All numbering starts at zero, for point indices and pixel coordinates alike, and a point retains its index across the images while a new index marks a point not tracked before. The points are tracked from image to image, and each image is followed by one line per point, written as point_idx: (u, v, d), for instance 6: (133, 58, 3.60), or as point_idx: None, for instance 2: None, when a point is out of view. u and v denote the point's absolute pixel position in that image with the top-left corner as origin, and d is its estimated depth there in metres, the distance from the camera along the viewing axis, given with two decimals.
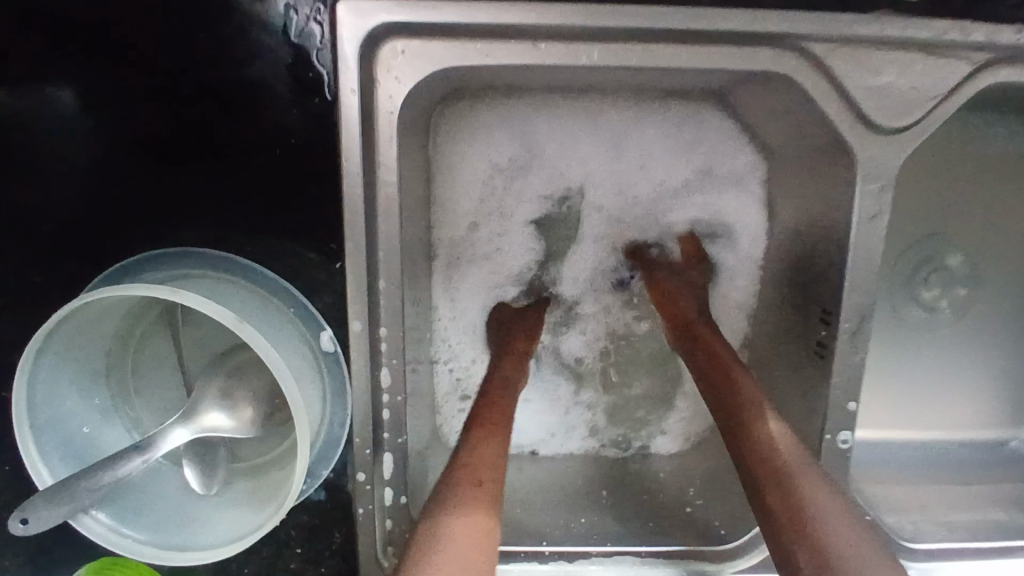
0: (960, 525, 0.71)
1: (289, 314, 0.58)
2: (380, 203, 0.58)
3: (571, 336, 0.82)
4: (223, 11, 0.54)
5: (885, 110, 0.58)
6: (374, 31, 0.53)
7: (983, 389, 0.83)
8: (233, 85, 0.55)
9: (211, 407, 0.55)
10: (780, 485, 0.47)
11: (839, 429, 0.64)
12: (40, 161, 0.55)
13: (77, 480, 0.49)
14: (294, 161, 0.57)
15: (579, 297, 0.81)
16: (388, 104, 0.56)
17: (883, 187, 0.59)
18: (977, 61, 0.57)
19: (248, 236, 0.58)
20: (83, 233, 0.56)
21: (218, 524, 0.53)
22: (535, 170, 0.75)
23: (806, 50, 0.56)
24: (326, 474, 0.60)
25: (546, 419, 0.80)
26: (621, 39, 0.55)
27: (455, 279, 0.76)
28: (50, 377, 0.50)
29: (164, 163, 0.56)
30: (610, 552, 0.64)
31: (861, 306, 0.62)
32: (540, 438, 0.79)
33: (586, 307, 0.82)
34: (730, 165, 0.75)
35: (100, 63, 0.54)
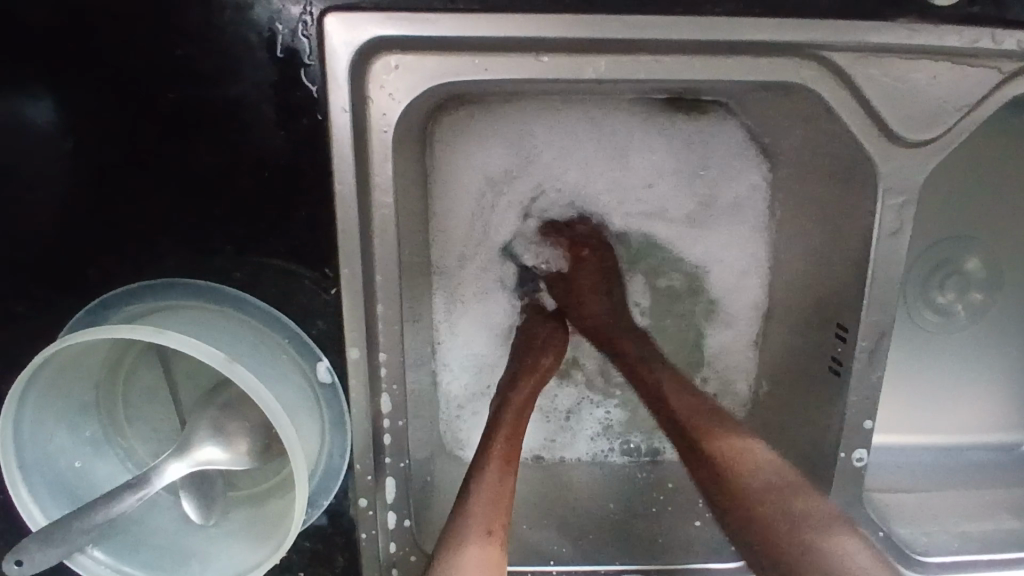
0: (978, 536, 0.66)
1: (283, 343, 0.54)
2: (375, 225, 0.53)
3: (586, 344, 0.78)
4: (201, 24, 0.49)
5: (911, 121, 0.51)
6: (363, 47, 0.49)
7: (999, 389, 0.76)
8: (215, 105, 0.50)
9: (206, 439, 0.53)
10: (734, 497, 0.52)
11: (854, 447, 0.59)
12: (18, 186, 0.52)
13: (70, 522, 0.48)
14: (282, 184, 0.52)
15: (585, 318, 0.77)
16: (382, 121, 0.52)
17: (906, 202, 0.53)
18: (1008, 69, 0.51)
19: (236, 262, 0.53)
20: (63, 260, 0.53)
21: (216, 559, 0.52)
22: (535, 178, 0.72)
23: (825, 59, 0.50)
24: (326, 504, 0.57)
25: (554, 423, 0.78)
26: (629, 50, 0.50)
27: (453, 293, 0.74)
28: (37, 417, 0.49)
29: (138, 188, 0.52)
30: (618, 570, 0.62)
31: (881, 324, 0.57)
32: (546, 442, 0.77)
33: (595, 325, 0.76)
34: (738, 181, 0.71)
35: (68, 80, 0.50)
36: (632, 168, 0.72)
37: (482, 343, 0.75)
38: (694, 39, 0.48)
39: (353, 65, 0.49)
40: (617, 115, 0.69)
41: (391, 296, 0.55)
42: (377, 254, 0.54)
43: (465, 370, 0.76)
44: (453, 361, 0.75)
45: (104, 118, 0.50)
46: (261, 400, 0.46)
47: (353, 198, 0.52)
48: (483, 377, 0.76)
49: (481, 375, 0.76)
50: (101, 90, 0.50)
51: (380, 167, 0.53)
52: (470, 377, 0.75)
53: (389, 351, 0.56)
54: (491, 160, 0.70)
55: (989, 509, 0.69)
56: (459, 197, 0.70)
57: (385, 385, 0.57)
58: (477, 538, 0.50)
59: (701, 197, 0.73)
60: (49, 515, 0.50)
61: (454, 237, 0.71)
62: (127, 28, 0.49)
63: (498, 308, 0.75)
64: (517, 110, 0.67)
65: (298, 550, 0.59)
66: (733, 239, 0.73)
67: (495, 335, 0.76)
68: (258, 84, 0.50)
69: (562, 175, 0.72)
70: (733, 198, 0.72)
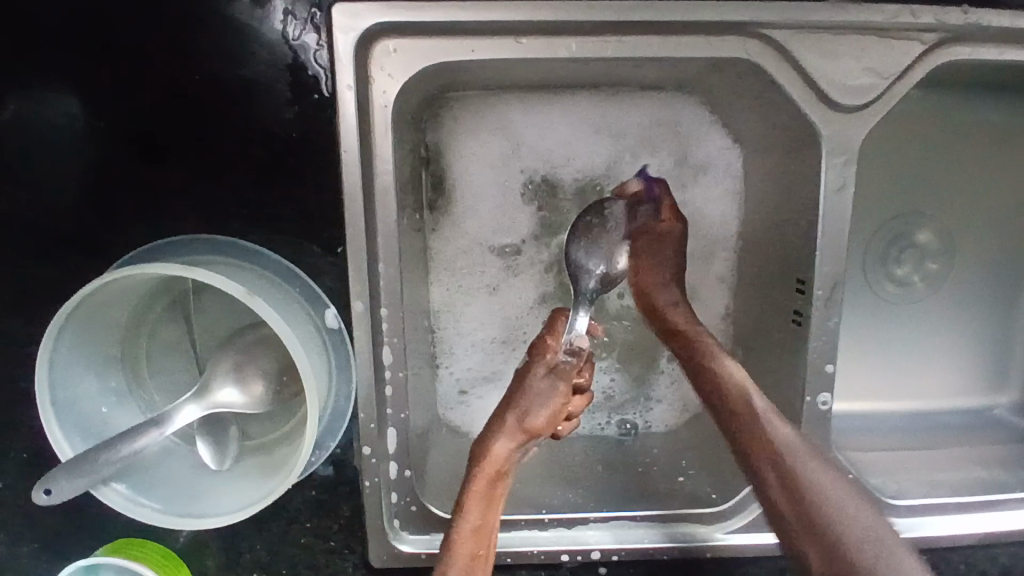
0: (944, 482, 0.71)
1: (294, 293, 0.59)
2: (379, 191, 0.60)
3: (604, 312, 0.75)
4: (226, 18, 0.59)
5: (846, 89, 0.59)
6: (366, 32, 0.56)
7: (965, 356, 0.81)
8: (236, 85, 0.60)
9: (225, 383, 0.58)
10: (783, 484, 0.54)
11: (819, 391, 0.65)
12: (65, 161, 0.61)
13: (98, 453, 0.53)
14: (291, 153, 0.61)
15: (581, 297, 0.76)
16: (383, 99, 0.58)
17: (848, 161, 0.60)
18: (927, 40, 0.59)
19: (251, 225, 0.62)
20: (102, 225, 0.62)
21: (230, 495, 0.57)
22: (531, 163, 0.73)
23: (768, 36, 0.58)
24: (333, 446, 0.63)
25: None
26: (596, 29, 0.57)
27: (457, 276, 0.74)
28: (69, 361, 0.55)
29: (170, 159, 0.61)
30: (606, 517, 0.67)
31: (835, 273, 0.63)
32: None
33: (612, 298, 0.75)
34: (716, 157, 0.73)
35: (113, 69, 0.60)
36: (605, 142, 0.73)
37: (484, 329, 0.75)
38: (650, 21, 0.57)
39: (356, 49, 0.56)
40: (600, 93, 0.71)
41: (390, 254, 0.61)
42: (378, 214, 0.60)
43: (470, 357, 0.76)
44: (466, 342, 0.75)
45: (146, 99, 0.61)
46: (283, 331, 0.52)
47: (357, 164, 0.58)
48: (491, 362, 0.76)
49: (487, 354, 0.76)
50: (149, 76, 0.60)
51: (381, 135, 0.59)
52: (476, 361, 0.76)
53: (390, 306, 0.61)
54: (484, 149, 0.72)
55: (954, 461, 0.74)
56: (464, 189, 0.72)
57: (386, 338, 0.62)
58: (484, 507, 0.54)
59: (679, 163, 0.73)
60: (75, 450, 0.55)
61: (466, 230, 0.73)
62: (172, 22, 0.59)
63: (510, 301, 0.75)
64: (504, 95, 0.70)
65: (304, 498, 0.65)
66: (712, 203, 0.74)
67: (506, 323, 0.76)
68: (271, 64, 0.60)
69: (557, 160, 0.73)
70: (705, 158, 0.73)
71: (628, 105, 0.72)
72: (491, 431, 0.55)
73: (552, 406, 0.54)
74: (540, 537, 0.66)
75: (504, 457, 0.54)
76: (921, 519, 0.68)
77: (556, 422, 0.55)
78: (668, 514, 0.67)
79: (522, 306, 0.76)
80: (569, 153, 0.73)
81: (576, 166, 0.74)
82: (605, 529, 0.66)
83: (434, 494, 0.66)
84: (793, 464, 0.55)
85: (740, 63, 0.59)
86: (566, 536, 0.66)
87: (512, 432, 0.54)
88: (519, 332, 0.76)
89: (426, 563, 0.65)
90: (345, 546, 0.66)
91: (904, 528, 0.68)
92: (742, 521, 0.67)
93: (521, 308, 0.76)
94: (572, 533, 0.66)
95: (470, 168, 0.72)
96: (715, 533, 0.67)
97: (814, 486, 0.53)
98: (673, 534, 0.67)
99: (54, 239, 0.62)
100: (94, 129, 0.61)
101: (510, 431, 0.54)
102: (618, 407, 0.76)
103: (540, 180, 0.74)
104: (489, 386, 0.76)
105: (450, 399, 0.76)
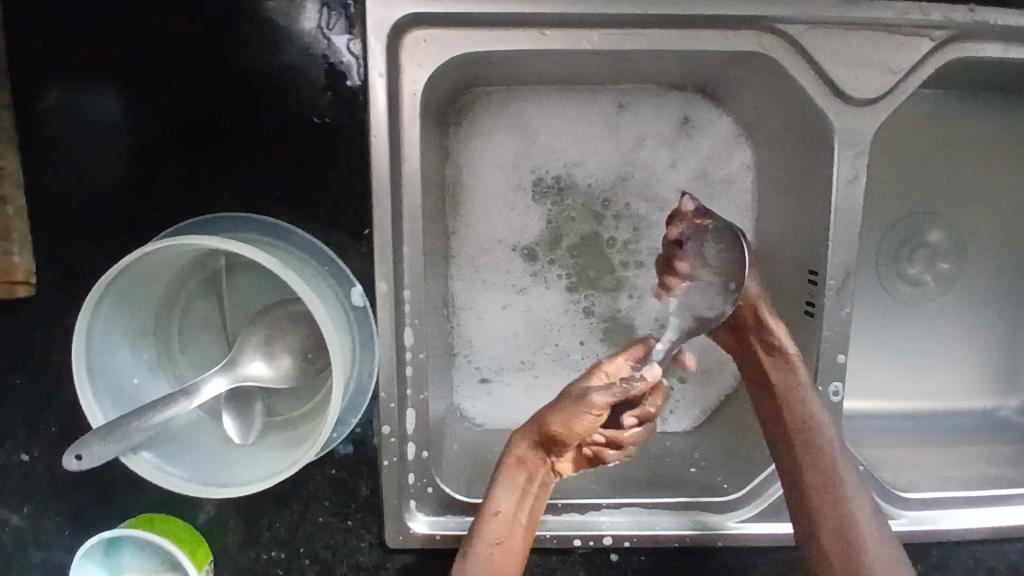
0: (955, 477, 0.71)
1: (323, 271, 0.62)
2: (404, 175, 0.61)
3: (620, 305, 0.77)
4: (261, 9, 0.62)
5: (857, 83, 0.61)
6: (398, 22, 0.58)
7: (976, 357, 0.82)
8: (271, 71, 0.63)
9: (254, 357, 0.60)
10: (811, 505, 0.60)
11: (830, 381, 0.66)
12: (103, 144, 0.64)
13: (130, 419, 0.55)
14: (322, 138, 0.64)
15: (596, 291, 0.77)
16: (411, 87, 0.60)
17: (860, 154, 0.62)
18: (937, 37, 0.62)
19: (280, 206, 0.64)
20: (138, 205, 0.64)
21: (256, 466, 0.58)
22: (541, 161, 0.75)
23: (782, 31, 0.60)
24: (354, 423, 0.64)
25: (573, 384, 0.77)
26: (617, 22, 0.60)
27: (482, 277, 0.76)
28: (106, 331, 0.57)
29: (206, 142, 0.64)
30: (620, 503, 0.67)
31: (847, 264, 0.64)
32: None
33: (627, 291, 0.77)
34: (730, 162, 0.75)
35: (153, 57, 0.63)
36: (620, 139, 0.74)
37: (500, 320, 0.76)
38: (669, 14, 0.59)
39: (388, 37, 0.59)
40: (610, 91, 0.73)
41: (414, 237, 0.62)
42: (404, 197, 0.62)
43: (486, 349, 0.77)
44: (481, 333, 0.76)
45: (186, 85, 0.63)
46: (313, 301, 0.54)
47: (385, 148, 0.60)
48: (507, 354, 0.77)
49: (513, 356, 0.77)
50: (189, 63, 0.63)
51: (409, 121, 0.61)
52: (492, 352, 0.77)
53: (413, 288, 0.63)
54: (500, 146, 0.74)
55: (965, 459, 0.75)
56: (479, 186, 0.74)
57: (409, 319, 0.63)
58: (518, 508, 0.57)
59: (697, 168, 0.75)
60: (108, 417, 0.56)
61: (483, 228, 0.75)
62: (214, 13, 0.62)
63: (537, 305, 0.76)
64: (520, 92, 0.72)
65: (324, 477, 0.67)
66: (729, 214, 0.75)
67: (534, 329, 0.77)
68: (306, 54, 0.62)
69: (568, 157, 0.75)
70: (725, 177, 0.75)
71: (644, 104, 0.74)
72: (515, 438, 0.57)
73: (570, 424, 0.53)
74: (553, 521, 0.67)
75: (517, 456, 0.57)
76: (933, 513, 0.68)
77: (569, 435, 0.53)
78: (679, 502, 0.68)
79: (553, 313, 0.77)
80: (584, 150, 0.75)
81: (592, 162, 0.75)
82: (618, 514, 0.67)
83: (450, 477, 0.67)
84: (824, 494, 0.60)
85: (756, 57, 0.61)
86: (579, 522, 0.67)
87: (542, 442, 0.56)
88: (549, 340, 0.77)
89: (441, 545, 0.66)
90: (362, 525, 0.67)
91: (916, 522, 0.68)
92: (752, 512, 0.68)
93: (550, 315, 0.77)
94: (585, 519, 0.67)
95: (489, 163, 0.74)
96: (728, 522, 0.67)
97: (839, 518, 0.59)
98: (685, 523, 0.67)
99: (90, 218, 0.64)
100: (135, 112, 0.63)
101: (543, 435, 0.55)
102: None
103: (547, 184, 0.75)
104: (520, 374, 0.77)
105: (466, 391, 0.76)
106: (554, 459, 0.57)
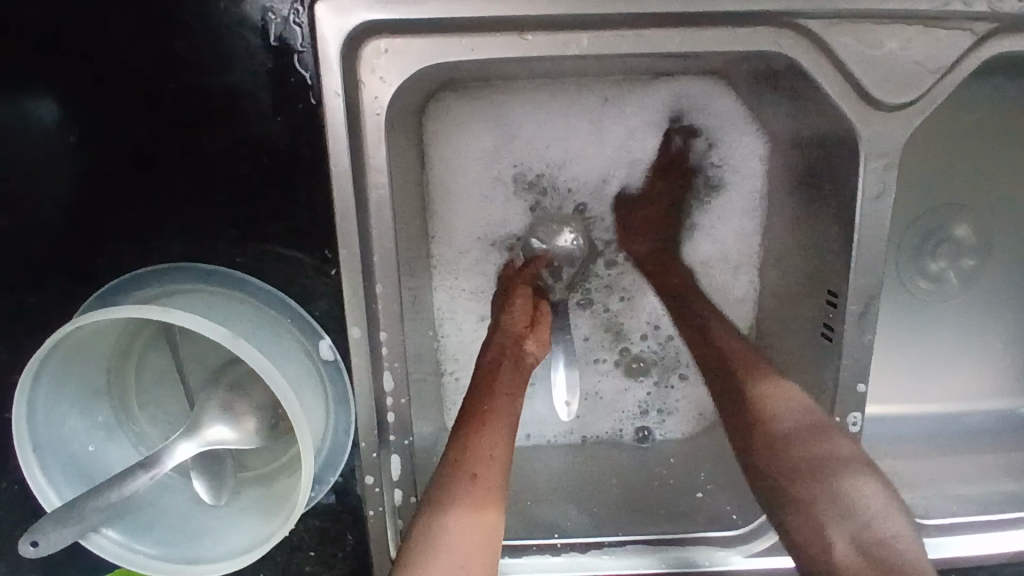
0: (975, 498, 0.67)
1: (287, 323, 0.55)
2: (372, 207, 0.54)
3: (641, 308, 0.76)
4: (196, 18, 0.53)
5: (888, 85, 0.53)
6: (354, 32, 0.50)
7: (998, 355, 0.77)
8: (213, 93, 0.54)
9: (216, 419, 0.54)
10: (767, 446, 0.54)
11: (849, 410, 0.60)
12: (30, 180, 0.56)
13: (86, 502, 0.49)
14: (274, 169, 0.55)
15: (611, 294, 0.76)
16: (374, 106, 0.52)
17: (889, 164, 0.54)
18: (980, 30, 0.53)
19: (237, 245, 0.57)
20: (74, 249, 0.57)
21: (228, 536, 0.54)
22: (519, 162, 0.70)
23: (803, 27, 0.52)
24: (332, 480, 0.59)
25: (585, 387, 0.76)
26: (606, 24, 0.51)
27: (466, 289, 0.71)
28: (50, 402, 0.51)
29: (143, 175, 0.55)
30: (621, 541, 0.63)
31: (868, 286, 0.57)
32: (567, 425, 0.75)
33: (639, 295, 0.76)
34: (723, 153, 0.71)
35: (75, 76, 0.54)
36: (606, 138, 0.70)
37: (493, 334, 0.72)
38: (674, 12, 0.50)
39: (344, 52, 0.50)
40: (597, 93, 0.67)
41: (389, 276, 0.56)
42: (373, 233, 0.55)
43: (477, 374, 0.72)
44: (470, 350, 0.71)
45: (119, 112, 0.55)
46: (268, 373, 0.47)
47: (347, 180, 0.53)
48: None
49: None
50: (115, 82, 0.54)
51: (374, 148, 0.53)
52: None
53: (389, 330, 0.57)
54: (477, 146, 0.68)
55: (987, 472, 0.70)
56: (459, 192, 0.69)
57: (386, 363, 0.57)
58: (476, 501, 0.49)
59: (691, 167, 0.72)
60: (63, 496, 0.51)
61: (467, 234, 0.70)
62: (143, 23, 0.53)
63: None
64: (500, 92, 0.65)
65: (307, 528, 0.62)
66: (726, 213, 0.73)
67: None
68: (254, 71, 0.54)
69: (551, 157, 0.70)
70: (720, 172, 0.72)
71: (631, 97, 0.68)
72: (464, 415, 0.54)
73: (514, 299, 0.62)
74: (551, 564, 0.62)
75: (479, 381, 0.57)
76: (953, 539, 0.63)
77: (527, 304, 0.62)
78: (687, 538, 0.63)
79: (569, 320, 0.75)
80: (567, 150, 0.70)
81: (575, 162, 0.71)
82: (620, 554, 0.62)
83: None
84: (786, 429, 0.53)
85: (774, 58, 0.53)
86: (579, 562, 0.62)
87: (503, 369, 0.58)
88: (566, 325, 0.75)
89: None
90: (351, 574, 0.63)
91: (935, 550, 0.63)
92: (765, 543, 0.62)
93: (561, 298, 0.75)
94: (585, 559, 0.62)
95: (469, 169, 0.69)
96: (735, 555, 0.62)
97: (803, 446, 0.52)
98: (692, 560, 0.62)
99: (22, 265, 0.57)
100: (62, 142, 0.55)
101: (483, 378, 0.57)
102: (643, 411, 0.75)
103: (526, 195, 0.71)
104: None
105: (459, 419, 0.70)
106: (529, 346, 0.60)
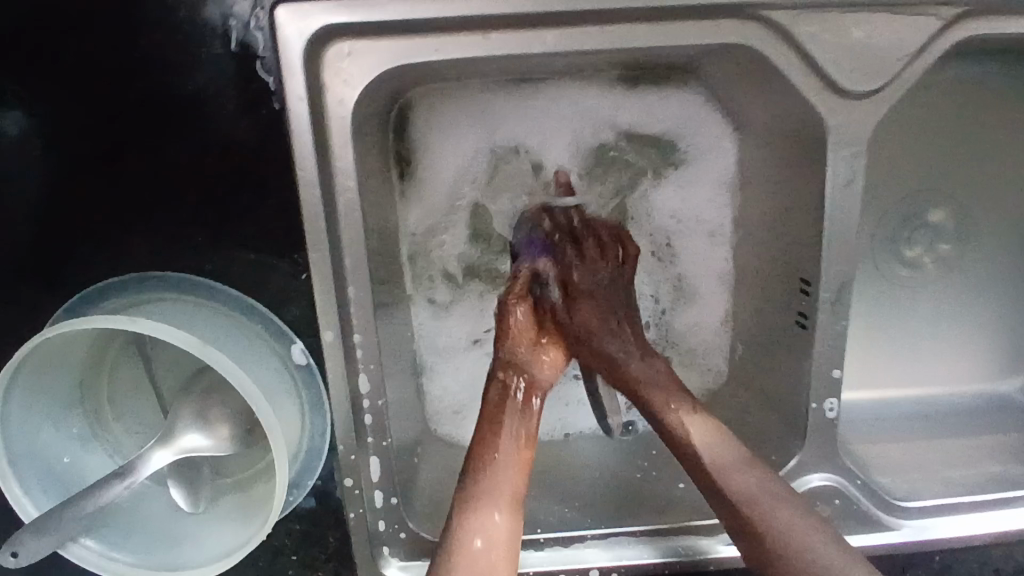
0: (956, 480, 0.67)
1: (257, 330, 0.57)
2: (341, 210, 0.54)
3: None
4: (157, 26, 0.53)
5: (854, 74, 0.53)
6: (317, 35, 0.49)
7: (978, 337, 0.77)
8: (175, 100, 0.54)
9: (189, 427, 0.55)
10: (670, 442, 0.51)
11: (824, 397, 0.61)
12: None
13: (61, 513, 0.49)
14: (241, 175, 0.55)
15: None
16: (340, 109, 0.52)
17: (856, 152, 0.55)
18: (946, 16, 0.53)
19: (206, 253, 0.57)
20: (42, 260, 0.56)
21: (206, 541, 0.54)
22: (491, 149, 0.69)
23: (769, 18, 0.52)
24: (310, 484, 0.60)
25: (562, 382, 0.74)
26: (573, 20, 0.51)
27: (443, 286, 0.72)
28: (22, 415, 0.51)
29: (108, 185, 0.55)
30: (604, 533, 0.64)
31: (841, 274, 0.58)
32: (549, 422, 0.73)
33: None
34: (699, 129, 0.68)
35: (37, 88, 0.54)
36: (577, 123, 0.69)
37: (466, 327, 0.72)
38: (638, 8, 0.50)
39: (308, 55, 0.50)
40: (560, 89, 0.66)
41: (361, 278, 0.56)
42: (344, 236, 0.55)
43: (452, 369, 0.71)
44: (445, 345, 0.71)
45: (82, 122, 0.54)
46: (237, 378, 0.47)
47: (315, 183, 0.53)
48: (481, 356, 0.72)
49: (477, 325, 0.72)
50: (78, 92, 0.54)
51: (341, 151, 0.53)
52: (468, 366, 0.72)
53: (364, 332, 0.56)
54: (441, 144, 0.68)
55: (967, 454, 0.71)
56: (432, 185, 0.69)
57: (362, 365, 0.57)
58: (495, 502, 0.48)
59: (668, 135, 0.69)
60: (40, 507, 0.51)
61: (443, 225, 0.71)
62: (104, 32, 0.53)
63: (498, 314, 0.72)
64: (465, 85, 0.64)
65: (289, 531, 0.62)
66: (695, 177, 0.70)
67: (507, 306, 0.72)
68: (216, 77, 0.53)
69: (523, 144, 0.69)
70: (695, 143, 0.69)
71: (601, 82, 0.66)
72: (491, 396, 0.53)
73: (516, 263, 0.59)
74: (535, 557, 0.63)
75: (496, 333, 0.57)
76: (936, 521, 0.64)
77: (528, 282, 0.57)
78: (668, 528, 0.64)
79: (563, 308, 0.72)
80: (539, 135, 0.69)
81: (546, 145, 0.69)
82: (604, 547, 0.63)
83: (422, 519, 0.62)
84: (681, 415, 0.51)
85: (739, 50, 0.53)
86: (563, 555, 0.63)
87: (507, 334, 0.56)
88: None
89: None
90: None
91: (919, 532, 0.64)
92: None
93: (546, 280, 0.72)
94: (568, 552, 0.63)
95: (440, 161, 0.68)
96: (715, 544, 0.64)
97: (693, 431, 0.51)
98: (674, 550, 0.63)
99: None
100: (26, 153, 0.55)
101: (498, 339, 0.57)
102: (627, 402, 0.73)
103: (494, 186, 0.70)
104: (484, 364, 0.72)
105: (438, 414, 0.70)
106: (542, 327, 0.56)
